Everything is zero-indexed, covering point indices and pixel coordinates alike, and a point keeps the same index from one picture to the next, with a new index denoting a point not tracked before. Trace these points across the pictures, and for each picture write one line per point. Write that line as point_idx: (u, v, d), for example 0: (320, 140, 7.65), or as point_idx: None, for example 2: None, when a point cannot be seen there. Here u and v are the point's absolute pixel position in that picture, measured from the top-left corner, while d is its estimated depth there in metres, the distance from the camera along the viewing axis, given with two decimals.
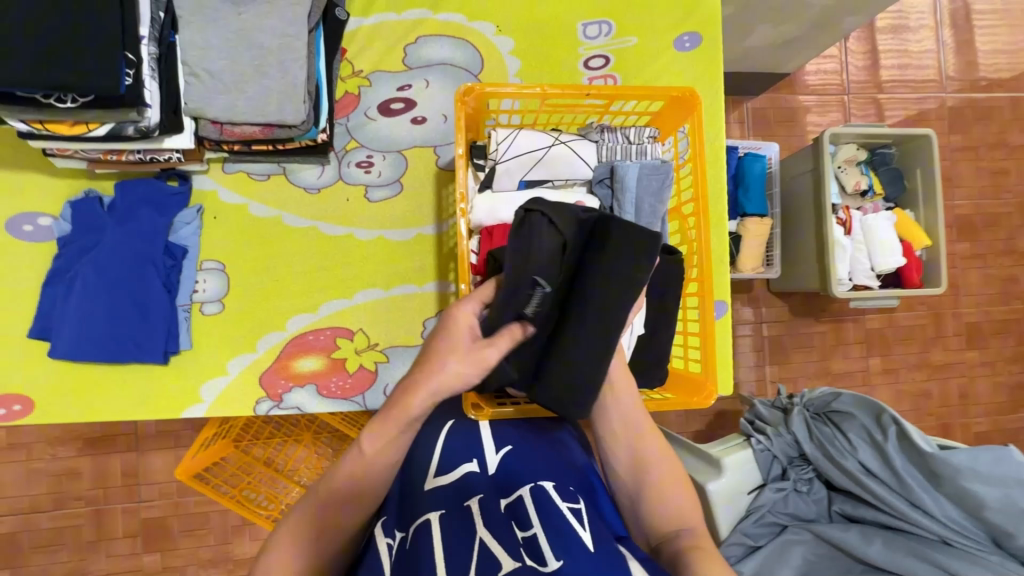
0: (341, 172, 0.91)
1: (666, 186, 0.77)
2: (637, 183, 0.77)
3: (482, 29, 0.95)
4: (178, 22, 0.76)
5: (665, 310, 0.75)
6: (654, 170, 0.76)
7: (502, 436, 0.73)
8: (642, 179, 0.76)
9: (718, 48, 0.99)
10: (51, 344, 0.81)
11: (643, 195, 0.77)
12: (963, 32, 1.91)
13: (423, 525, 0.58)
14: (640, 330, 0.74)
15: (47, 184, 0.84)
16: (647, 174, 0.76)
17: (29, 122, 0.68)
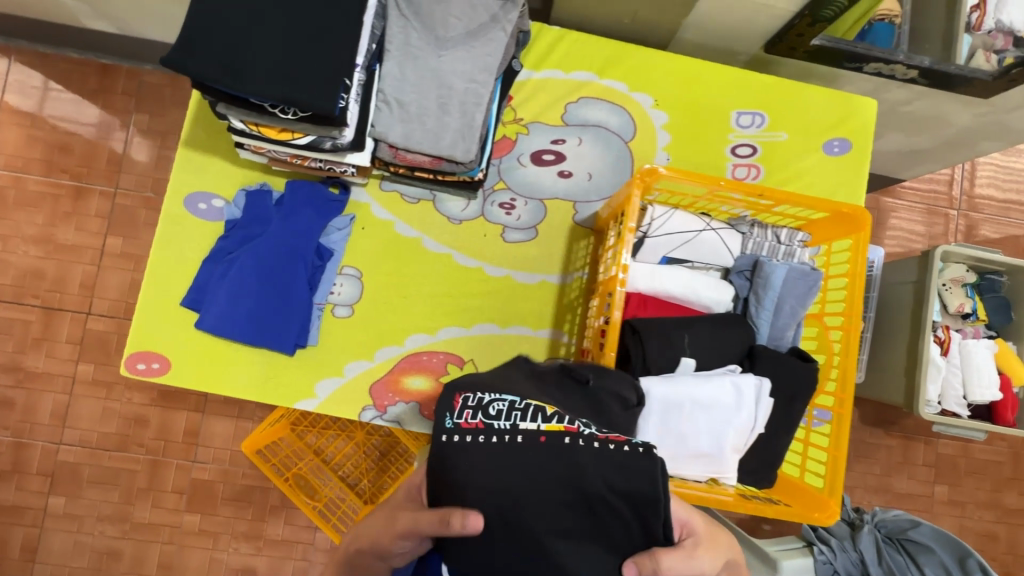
0: (485, 209, 0.96)
1: (810, 294, 0.78)
2: (783, 286, 0.78)
3: (640, 100, 0.99)
4: (384, 54, 0.83)
5: (787, 415, 0.75)
6: (804, 276, 0.77)
7: None
8: (789, 283, 0.78)
9: (866, 158, 1.00)
10: (199, 315, 0.88)
11: (786, 298, 0.78)
12: None
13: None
14: (761, 427, 0.74)
15: (229, 171, 0.92)
16: (795, 279, 0.78)
17: (246, 123, 0.75)
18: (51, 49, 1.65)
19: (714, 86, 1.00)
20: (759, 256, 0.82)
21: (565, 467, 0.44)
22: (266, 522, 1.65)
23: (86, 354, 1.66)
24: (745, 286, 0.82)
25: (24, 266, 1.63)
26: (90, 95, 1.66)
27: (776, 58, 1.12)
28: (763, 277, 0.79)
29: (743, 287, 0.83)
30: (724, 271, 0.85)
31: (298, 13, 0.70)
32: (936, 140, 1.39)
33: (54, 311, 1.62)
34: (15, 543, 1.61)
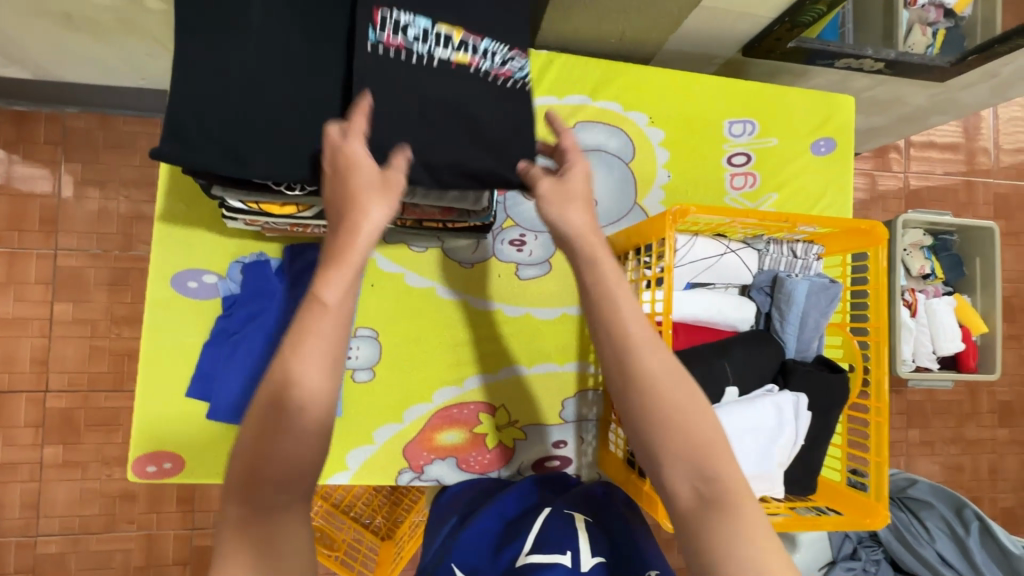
0: (495, 249, 0.93)
1: (831, 307, 0.80)
2: (807, 302, 0.80)
3: (636, 119, 0.98)
4: None
5: (825, 425, 0.78)
6: (825, 291, 0.80)
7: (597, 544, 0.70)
8: (811, 299, 0.80)
9: (849, 155, 1.05)
10: (209, 405, 0.81)
11: (810, 313, 0.81)
12: (1014, 124, 2.00)
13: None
14: (802, 440, 0.77)
15: (217, 242, 0.84)
16: (816, 295, 0.80)
17: (246, 202, 0.69)
18: None
19: (704, 98, 1.00)
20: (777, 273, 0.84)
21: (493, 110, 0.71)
22: None
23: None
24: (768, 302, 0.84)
25: None
26: None
27: (750, 60, 1.14)
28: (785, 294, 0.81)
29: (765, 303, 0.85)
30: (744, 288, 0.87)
31: (296, 83, 0.64)
32: (892, 117, 1.46)
33: (3, 393, 1.27)
34: None
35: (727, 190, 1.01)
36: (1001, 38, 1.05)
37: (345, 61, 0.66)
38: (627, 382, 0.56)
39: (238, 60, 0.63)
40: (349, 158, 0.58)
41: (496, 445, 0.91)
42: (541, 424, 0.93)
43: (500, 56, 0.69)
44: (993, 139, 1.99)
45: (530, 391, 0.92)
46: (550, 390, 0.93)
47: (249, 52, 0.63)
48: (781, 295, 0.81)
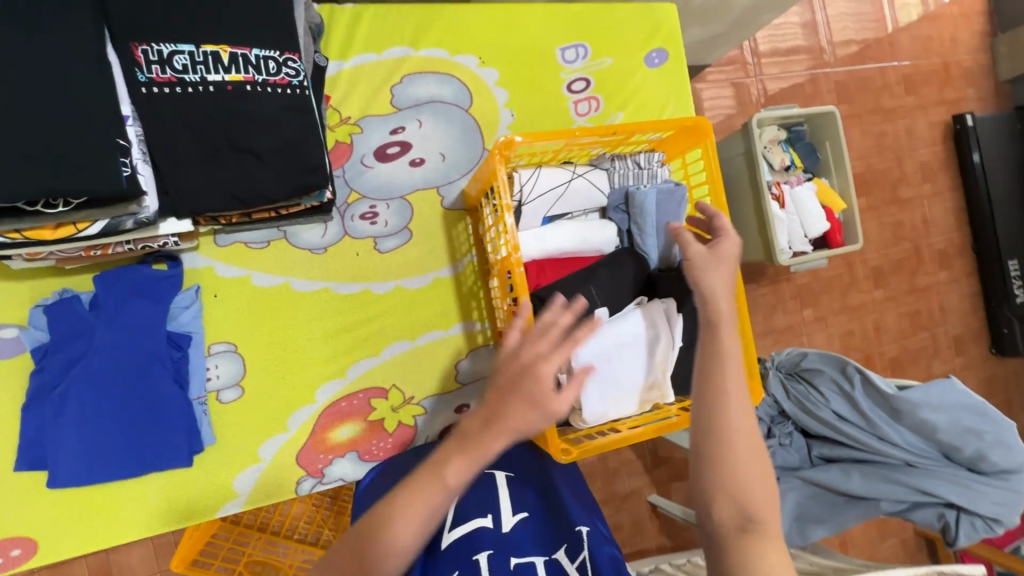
0: (347, 227, 0.87)
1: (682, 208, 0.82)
2: (659, 208, 0.81)
3: (466, 63, 0.93)
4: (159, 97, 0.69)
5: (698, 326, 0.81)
6: (672, 193, 0.81)
7: (519, 499, 0.79)
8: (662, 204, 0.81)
9: (682, 63, 1.06)
10: (48, 474, 0.71)
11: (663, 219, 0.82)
12: (838, 13, 2.15)
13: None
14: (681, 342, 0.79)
15: (6, 289, 0.72)
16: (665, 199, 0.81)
17: (5, 233, 0.59)
18: None
19: (530, 28, 0.97)
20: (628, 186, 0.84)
21: (244, 105, 0.69)
22: None
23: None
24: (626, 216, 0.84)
25: None
26: None
27: None
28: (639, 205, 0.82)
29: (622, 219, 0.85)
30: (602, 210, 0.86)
31: (16, 81, 0.55)
32: (727, 22, 1.51)
33: None
34: None
35: (573, 118, 1.00)
36: None
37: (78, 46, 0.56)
38: (710, 445, 0.58)
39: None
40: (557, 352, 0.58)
41: (397, 427, 0.87)
42: (438, 394, 0.90)
43: (274, 63, 0.70)
44: (824, 30, 2.13)
45: (419, 364, 0.89)
46: (441, 358, 0.90)
47: None
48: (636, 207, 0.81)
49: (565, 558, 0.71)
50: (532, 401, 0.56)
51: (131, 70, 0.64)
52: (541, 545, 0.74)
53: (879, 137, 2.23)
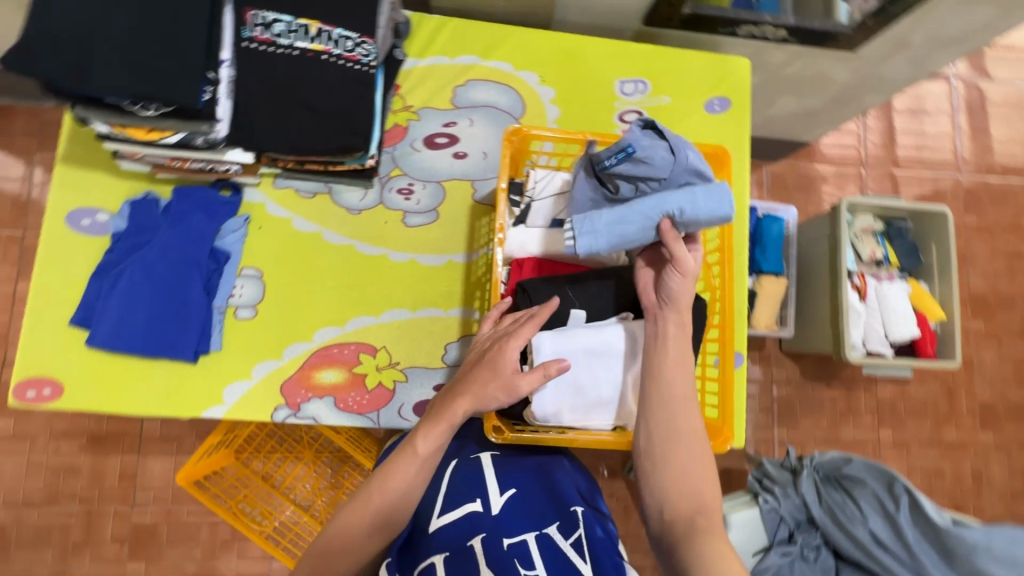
0: (383, 197, 0.96)
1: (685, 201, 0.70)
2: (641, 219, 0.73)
3: (527, 78, 1.02)
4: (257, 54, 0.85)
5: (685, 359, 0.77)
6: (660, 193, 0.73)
7: (506, 476, 0.77)
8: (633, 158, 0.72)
9: (745, 114, 1.06)
10: (90, 333, 0.85)
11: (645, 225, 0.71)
12: (978, 119, 1.97)
13: (428, 566, 0.69)
14: None
15: (111, 183, 0.90)
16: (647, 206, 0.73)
17: (111, 126, 0.74)
18: None
19: (595, 59, 1.04)
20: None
21: (315, 69, 0.82)
22: (216, 559, 1.57)
23: (6, 407, 1.57)
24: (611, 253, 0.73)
25: None
26: None
27: (657, 30, 1.17)
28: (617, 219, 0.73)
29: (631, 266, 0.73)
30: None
31: (149, 8, 0.70)
32: (825, 98, 1.47)
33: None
34: None
35: None
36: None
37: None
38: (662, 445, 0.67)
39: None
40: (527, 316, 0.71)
41: (375, 386, 0.91)
42: (420, 366, 0.93)
43: (351, 42, 0.84)
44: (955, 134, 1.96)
45: (411, 334, 0.93)
46: (435, 336, 0.94)
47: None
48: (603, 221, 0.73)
49: (559, 534, 0.72)
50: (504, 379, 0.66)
51: (239, 27, 0.80)
52: (533, 517, 0.74)
53: (1013, 259, 1.94)
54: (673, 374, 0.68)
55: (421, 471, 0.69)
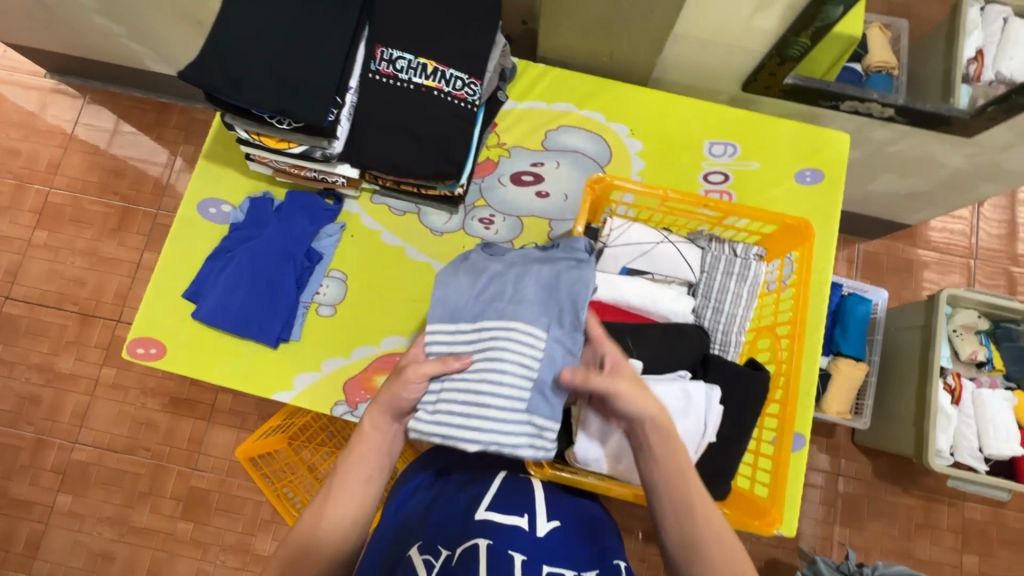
0: (465, 223, 1.03)
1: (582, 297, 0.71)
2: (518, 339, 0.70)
3: (617, 130, 1.06)
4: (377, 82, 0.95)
5: (738, 429, 0.75)
6: (551, 288, 0.73)
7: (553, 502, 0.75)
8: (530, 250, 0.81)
9: (839, 189, 1.03)
10: (197, 306, 0.96)
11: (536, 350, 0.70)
12: None
13: (472, 549, 0.65)
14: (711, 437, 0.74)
15: (238, 180, 1.03)
16: (529, 307, 0.71)
17: (250, 133, 0.86)
18: (122, 90, 1.93)
19: (687, 118, 1.06)
20: (720, 272, 0.84)
21: (425, 103, 0.91)
22: (253, 536, 1.66)
23: (111, 359, 1.78)
24: (466, 402, 0.67)
25: (71, 275, 1.82)
26: (149, 128, 1.91)
27: (755, 97, 1.17)
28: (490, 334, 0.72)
29: (521, 447, 0.68)
30: (692, 288, 0.87)
31: (298, 39, 0.81)
32: (932, 181, 1.39)
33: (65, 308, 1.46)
34: (21, 537, 1.68)
35: None
36: (1016, 89, 1.03)
37: (342, 29, 0.83)
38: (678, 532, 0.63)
39: (259, 16, 0.81)
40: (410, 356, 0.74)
41: None
42: None
43: (461, 82, 0.92)
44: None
45: None
46: None
47: (266, 15, 0.81)
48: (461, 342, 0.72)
49: None
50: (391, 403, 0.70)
51: (368, 60, 0.91)
52: (574, 557, 0.69)
53: None
54: (659, 453, 0.65)
55: (364, 492, 0.68)
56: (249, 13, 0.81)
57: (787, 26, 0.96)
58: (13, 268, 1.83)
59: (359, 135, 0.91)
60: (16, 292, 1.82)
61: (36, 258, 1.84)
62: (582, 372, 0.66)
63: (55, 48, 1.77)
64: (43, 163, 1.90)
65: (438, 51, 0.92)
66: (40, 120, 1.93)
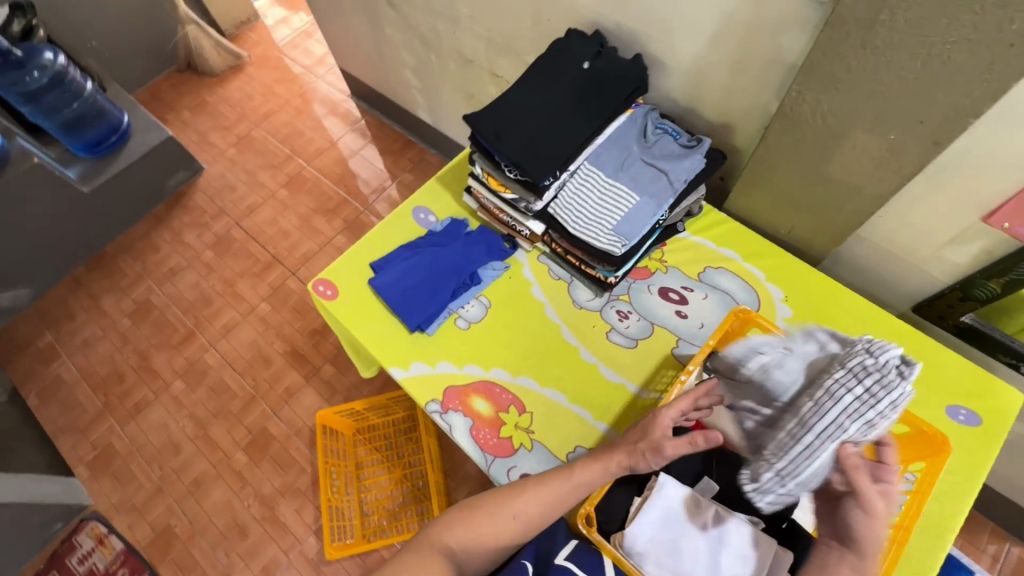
0: (603, 309, 1.15)
1: (660, 202, 1.06)
2: (664, 143, 1.12)
3: (772, 291, 1.13)
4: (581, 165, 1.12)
5: None
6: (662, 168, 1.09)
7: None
8: (668, 149, 1.11)
9: (997, 442, 0.95)
10: (375, 275, 1.20)
11: (634, 176, 1.09)
12: None
13: None
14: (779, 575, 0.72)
15: (450, 203, 1.30)
16: (647, 167, 1.09)
17: (484, 173, 1.15)
18: (390, 123, 2.50)
19: (845, 308, 1.09)
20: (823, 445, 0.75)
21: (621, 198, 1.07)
22: (282, 498, 1.79)
23: (287, 304, 2.13)
24: (595, 201, 1.08)
25: (284, 228, 2.30)
26: (391, 154, 2.42)
27: (925, 322, 1.16)
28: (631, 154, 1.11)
29: (638, 201, 1.06)
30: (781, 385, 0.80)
31: (551, 124, 1.08)
32: None
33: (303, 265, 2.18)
34: (135, 396, 2.00)
35: None
36: None
37: (579, 127, 1.08)
38: None
39: (526, 100, 1.10)
40: (620, 171, 1.09)
41: (506, 437, 1.03)
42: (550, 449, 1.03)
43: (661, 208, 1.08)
44: None
45: (556, 418, 1.04)
46: (576, 435, 1.02)
47: (533, 97, 1.11)
48: (614, 149, 1.12)
49: None
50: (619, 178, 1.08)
51: (591, 142, 1.10)
52: None
53: None
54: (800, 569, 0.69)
55: (549, 496, 0.77)
56: (531, 94, 1.10)
57: (979, 268, 0.98)
58: (251, 207, 2.36)
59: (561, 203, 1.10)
60: (244, 223, 2.33)
61: (269, 207, 2.36)
62: (603, 180, 1.09)
63: (358, 77, 2.41)
64: (312, 148, 2.49)
65: (638, 159, 1.10)
66: (328, 123, 2.55)
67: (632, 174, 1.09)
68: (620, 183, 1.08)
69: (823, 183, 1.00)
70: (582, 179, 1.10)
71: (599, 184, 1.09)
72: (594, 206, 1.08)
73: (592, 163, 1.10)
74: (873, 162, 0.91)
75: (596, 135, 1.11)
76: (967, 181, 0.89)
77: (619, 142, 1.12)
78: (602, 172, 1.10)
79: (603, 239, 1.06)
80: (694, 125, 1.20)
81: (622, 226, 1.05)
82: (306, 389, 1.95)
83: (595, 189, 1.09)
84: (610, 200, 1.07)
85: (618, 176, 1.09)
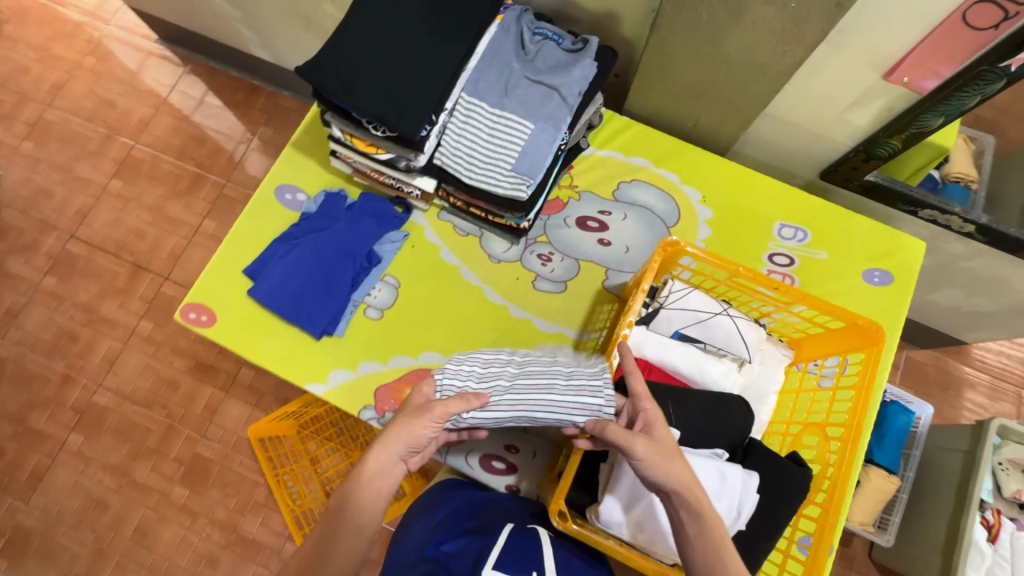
0: (524, 256, 1.04)
1: (559, 127, 0.92)
2: (548, 52, 0.95)
3: (689, 194, 1.06)
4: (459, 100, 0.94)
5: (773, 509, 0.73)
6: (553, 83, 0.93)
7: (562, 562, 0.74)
8: (554, 60, 0.95)
9: (909, 293, 1.00)
10: (253, 284, 1.00)
11: (524, 101, 0.92)
12: None
13: None
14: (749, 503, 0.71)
15: (318, 172, 1.08)
16: (535, 87, 0.93)
17: (345, 133, 0.94)
18: (220, 66, 2.05)
19: (759, 193, 1.06)
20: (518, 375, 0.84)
21: (515, 132, 0.92)
22: (243, 516, 1.68)
23: (171, 314, 1.84)
24: (486, 142, 0.92)
25: (134, 227, 1.92)
26: (236, 106, 2.01)
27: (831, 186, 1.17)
28: (513, 74, 0.94)
29: (533, 131, 0.91)
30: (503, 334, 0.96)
31: (410, 55, 0.87)
32: (999, 304, 1.31)
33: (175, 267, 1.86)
34: (28, 466, 1.72)
35: None
36: None
37: (445, 51, 0.88)
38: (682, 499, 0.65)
39: (370, 30, 0.87)
40: (507, 99, 0.92)
41: None
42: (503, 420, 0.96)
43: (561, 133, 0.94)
44: None
45: None
46: None
47: (378, 24, 0.88)
48: (493, 72, 0.94)
49: None
50: (506, 108, 0.92)
51: (464, 68, 0.91)
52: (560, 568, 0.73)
53: None
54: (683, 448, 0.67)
55: (354, 531, 0.68)
56: (375, 23, 0.88)
57: (880, 126, 0.95)
58: (83, 212, 1.93)
59: (447, 152, 0.94)
60: (80, 233, 1.91)
61: (106, 206, 1.94)
62: (490, 114, 0.92)
63: (158, 15, 1.90)
64: (133, 120, 2.01)
65: (523, 78, 0.93)
66: (142, 81, 2.04)
67: (521, 99, 0.93)
68: (510, 114, 0.92)
69: (725, 66, 0.90)
70: (466, 118, 0.92)
71: (485, 121, 0.92)
72: (487, 148, 0.92)
73: (472, 96, 0.93)
74: (774, 37, 0.81)
75: (467, 60, 0.92)
76: (867, 38, 0.82)
77: (496, 62, 0.94)
78: (486, 104, 0.92)
79: (506, 185, 0.92)
80: (576, 20, 1.03)
81: (524, 166, 0.91)
82: (228, 399, 1.77)
83: (484, 128, 0.92)
84: (503, 137, 0.92)
85: (505, 105, 0.92)
